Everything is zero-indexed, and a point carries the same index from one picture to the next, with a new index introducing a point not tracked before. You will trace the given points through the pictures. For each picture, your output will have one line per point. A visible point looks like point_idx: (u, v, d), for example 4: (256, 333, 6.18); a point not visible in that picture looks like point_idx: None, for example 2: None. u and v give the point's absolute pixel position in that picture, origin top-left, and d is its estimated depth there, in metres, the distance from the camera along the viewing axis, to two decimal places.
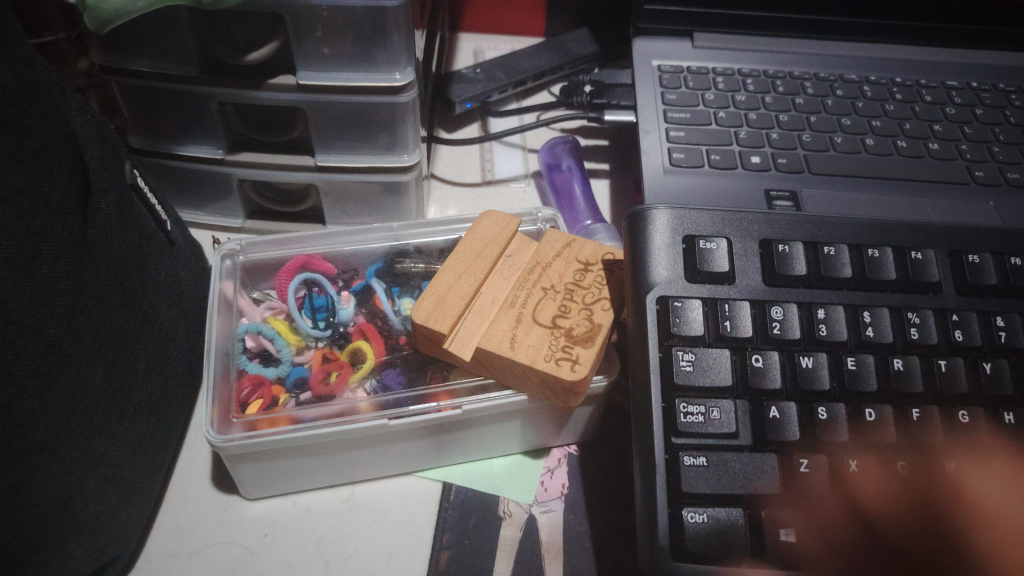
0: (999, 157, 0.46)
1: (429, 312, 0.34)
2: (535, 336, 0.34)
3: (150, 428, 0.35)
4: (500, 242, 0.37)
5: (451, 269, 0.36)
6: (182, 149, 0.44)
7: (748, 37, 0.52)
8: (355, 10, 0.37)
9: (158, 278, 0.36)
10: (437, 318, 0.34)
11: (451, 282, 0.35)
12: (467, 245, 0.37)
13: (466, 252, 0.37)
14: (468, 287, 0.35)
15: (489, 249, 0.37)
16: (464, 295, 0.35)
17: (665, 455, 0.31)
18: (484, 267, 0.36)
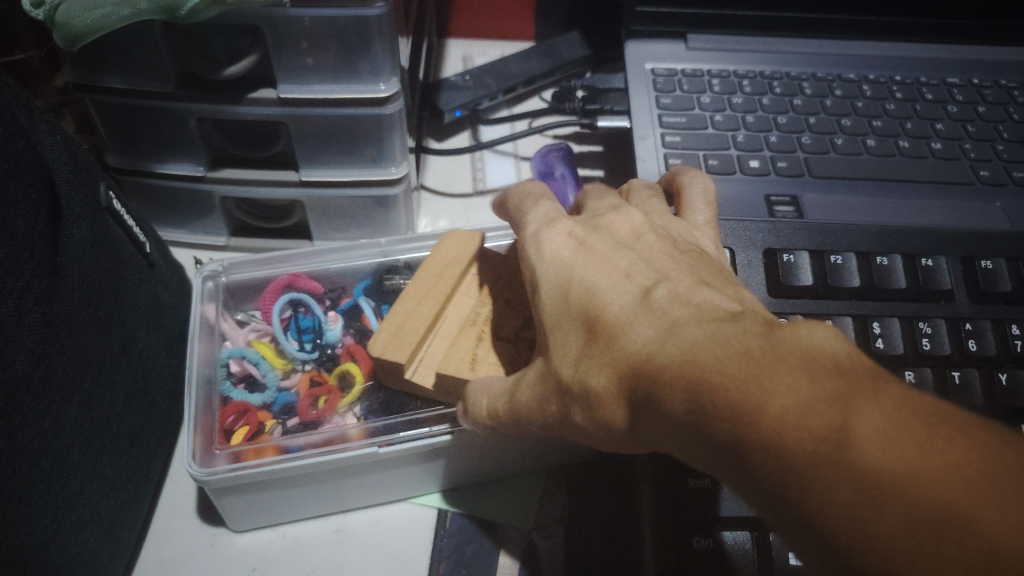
0: (1003, 155, 0.44)
1: (388, 344, 0.33)
2: (499, 351, 0.33)
3: (130, 462, 0.33)
4: (457, 263, 0.36)
5: (410, 293, 0.34)
6: (161, 167, 0.42)
7: (743, 37, 0.51)
8: (337, 20, 0.36)
9: (136, 303, 0.35)
10: (397, 351, 0.32)
11: (410, 311, 0.34)
12: (425, 269, 0.36)
13: (424, 277, 0.35)
14: (426, 313, 0.34)
15: (447, 270, 0.36)
16: (422, 322, 0.33)
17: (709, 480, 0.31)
18: (441, 290, 0.35)
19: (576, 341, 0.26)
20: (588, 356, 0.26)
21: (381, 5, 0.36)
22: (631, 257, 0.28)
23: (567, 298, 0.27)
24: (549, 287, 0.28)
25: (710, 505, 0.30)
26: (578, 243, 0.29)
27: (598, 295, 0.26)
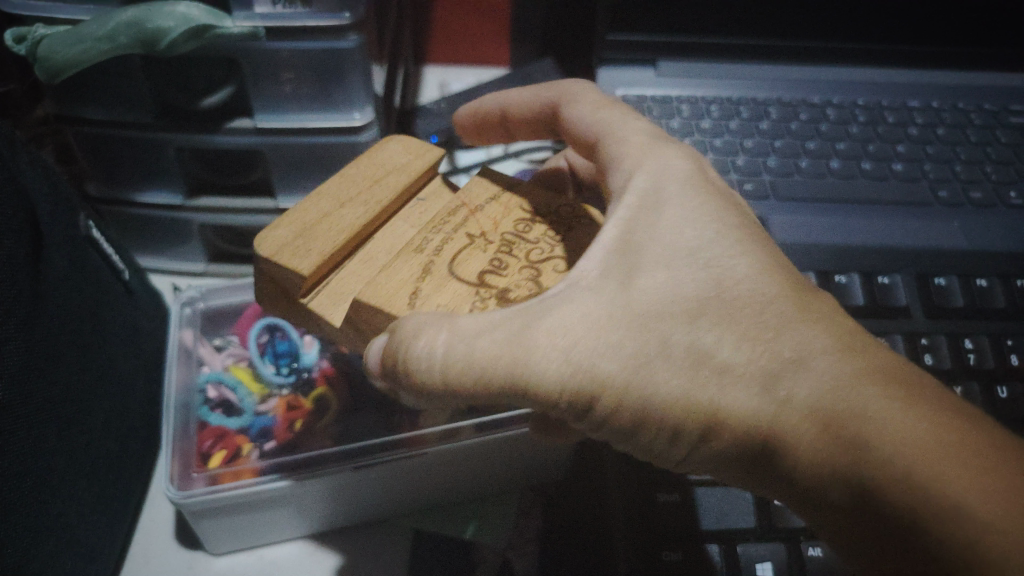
0: (961, 176, 0.46)
1: (283, 248, 0.28)
2: (449, 292, 0.28)
3: (108, 485, 0.34)
4: (385, 175, 0.32)
5: (333, 196, 0.31)
6: (141, 197, 0.43)
7: (710, 64, 0.52)
8: (312, 53, 0.37)
9: (115, 330, 0.35)
10: (295, 259, 0.28)
11: (315, 217, 0.30)
12: (343, 182, 0.31)
13: (340, 189, 0.31)
14: (335, 218, 0.30)
15: (370, 181, 0.32)
16: (332, 229, 0.29)
17: (677, 495, 0.32)
18: (357, 196, 0.31)
19: (707, 322, 0.26)
20: (709, 337, 0.26)
21: (354, 38, 0.37)
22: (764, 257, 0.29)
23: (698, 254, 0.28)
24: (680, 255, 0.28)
25: (678, 519, 0.31)
26: (704, 222, 0.29)
27: (732, 279, 0.27)
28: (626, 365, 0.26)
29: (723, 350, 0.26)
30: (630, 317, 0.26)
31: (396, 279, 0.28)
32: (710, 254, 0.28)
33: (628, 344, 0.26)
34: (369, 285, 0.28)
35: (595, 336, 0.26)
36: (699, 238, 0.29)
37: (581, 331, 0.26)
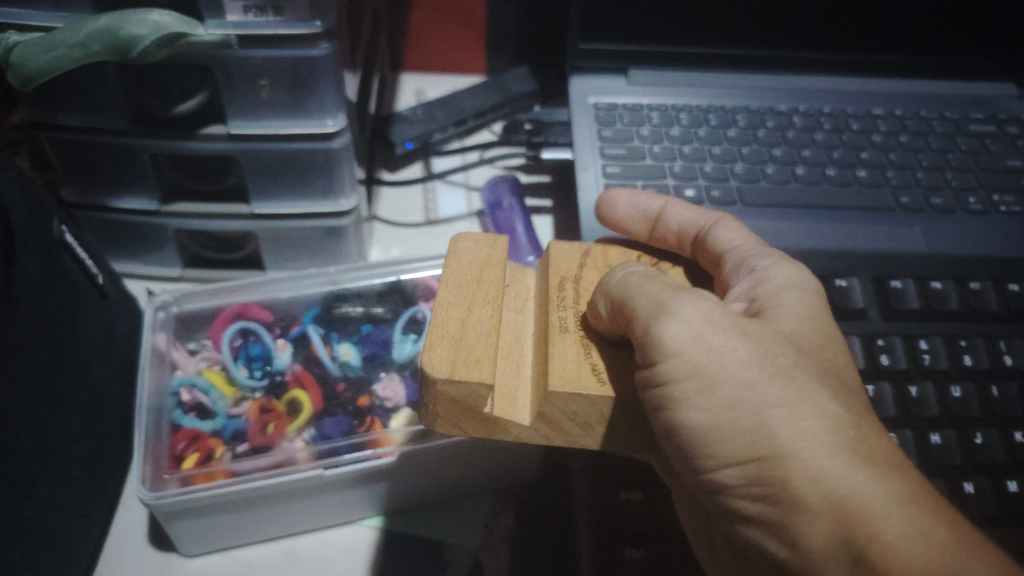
0: (923, 182, 0.47)
1: (454, 365, 0.25)
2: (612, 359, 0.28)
3: (82, 488, 0.34)
4: (480, 268, 0.29)
5: (454, 302, 0.27)
6: (116, 202, 0.43)
7: (680, 72, 0.54)
8: (287, 60, 0.37)
9: (88, 334, 0.35)
10: (472, 369, 0.25)
11: (455, 331, 0.26)
12: (448, 294, 0.28)
13: (449, 305, 0.27)
14: (476, 323, 0.27)
15: (478, 277, 0.29)
16: (482, 333, 0.26)
17: (639, 493, 0.33)
18: (476, 298, 0.28)
19: (808, 367, 0.27)
20: (815, 387, 0.27)
21: (326, 45, 0.37)
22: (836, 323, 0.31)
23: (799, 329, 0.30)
24: (787, 315, 0.30)
25: (641, 517, 0.32)
26: (795, 280, 0.32)
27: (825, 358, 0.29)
28: (743, 394, 0.26)
29: (822, 398, 0.27)
30: (751, 350, 0.27)
31: (563, 348, 0.28)
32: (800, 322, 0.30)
33: (761, 376, 0.26)
34: (566, 363, 0.27)
35: (719, 356, 0.26)
36: (788, 289, 0.31)
37: (708, 352, 0.26)
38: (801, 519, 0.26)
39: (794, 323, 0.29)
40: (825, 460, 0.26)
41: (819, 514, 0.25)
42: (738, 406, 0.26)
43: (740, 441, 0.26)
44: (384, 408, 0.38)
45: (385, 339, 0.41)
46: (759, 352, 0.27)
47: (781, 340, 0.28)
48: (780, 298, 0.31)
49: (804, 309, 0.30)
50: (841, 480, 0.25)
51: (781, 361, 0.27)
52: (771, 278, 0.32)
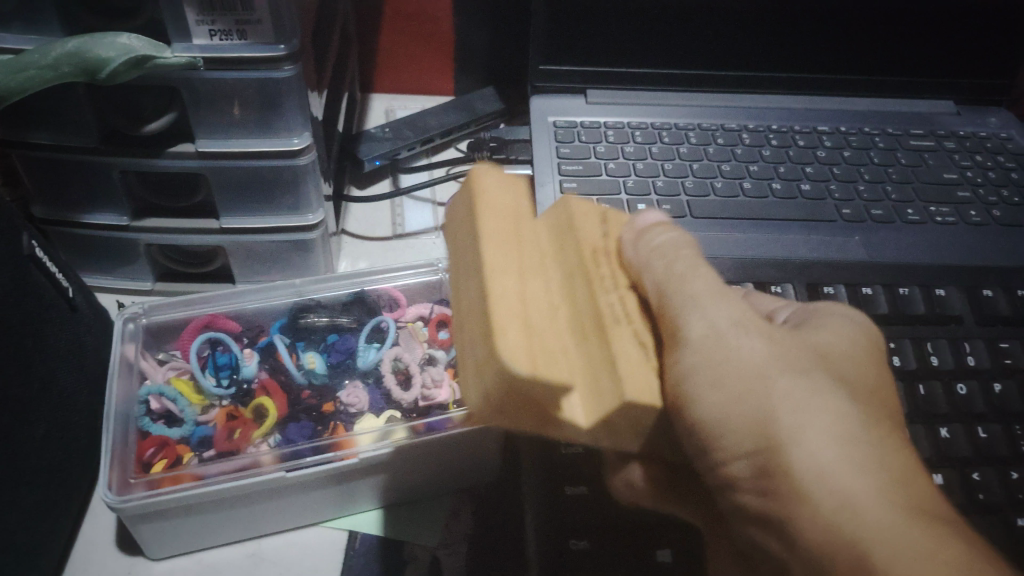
0: (864, 195, 0.49)
1: (533, 359, 0.24)
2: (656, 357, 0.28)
3: (50, 494, 0.35)
4: (512, 231, 0.27)
5: (506, 270, 0.25)
6: (87, 218, 0.45)
7: (637, 91, 0.56)
8: (252, 81, 0.39)
9: (57, 345, 0.37)
10: (550, 368, 0.24)
11: (521, 312, 0.24)
12: (495, 258, 0.25)
13: (502, 272, 0.25)
14: (536, 311, 0.25)
15: (519, 244, 0.27)
16: (544, 323, 0.25)
17: (584, 488, 0.34)
18: (521, 267, 0.26)
19: (834, 375, 0.29)
20: (835, 388, 0.28)
21: (289, 67, 0.39)
22: (874, 347, 0.33)
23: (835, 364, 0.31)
24: (826, 335, 0.32)
25: (585, 511, 0.34)
26: (833, 312, 0.34)
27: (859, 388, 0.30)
28: (752, 392, 0.28)
29: (837, 399, 0.28)
30: (774, 355, 0.29)
31: (626, 344, 0.27)
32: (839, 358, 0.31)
33: (778, 376, 0.28)
34: (631, 364, 0.26)
35: (733, 357, 0.29)
36: (833, 320, 0.33)
37: (725, 351, 0.29)
38: (799, 513, 0.26)
39: (831, 339, 0.31)
40: (826, 455, 0.26)
41: (818, 516, 0.26)
42: (740, 400, 0.28)
43: (743, 430, 0.28)
44: (347, 414, 0.40)
45: (350, 348, 0.42)
46: (781, 358, 0.29)
47: (815, 357, 0.30)
48: (822, 326, 0.32)
49: (844, 336, 0.32)
50: (836, 475, 0.26)
51: (804, 367, 0.29)
52: (815, 312, 0.34)
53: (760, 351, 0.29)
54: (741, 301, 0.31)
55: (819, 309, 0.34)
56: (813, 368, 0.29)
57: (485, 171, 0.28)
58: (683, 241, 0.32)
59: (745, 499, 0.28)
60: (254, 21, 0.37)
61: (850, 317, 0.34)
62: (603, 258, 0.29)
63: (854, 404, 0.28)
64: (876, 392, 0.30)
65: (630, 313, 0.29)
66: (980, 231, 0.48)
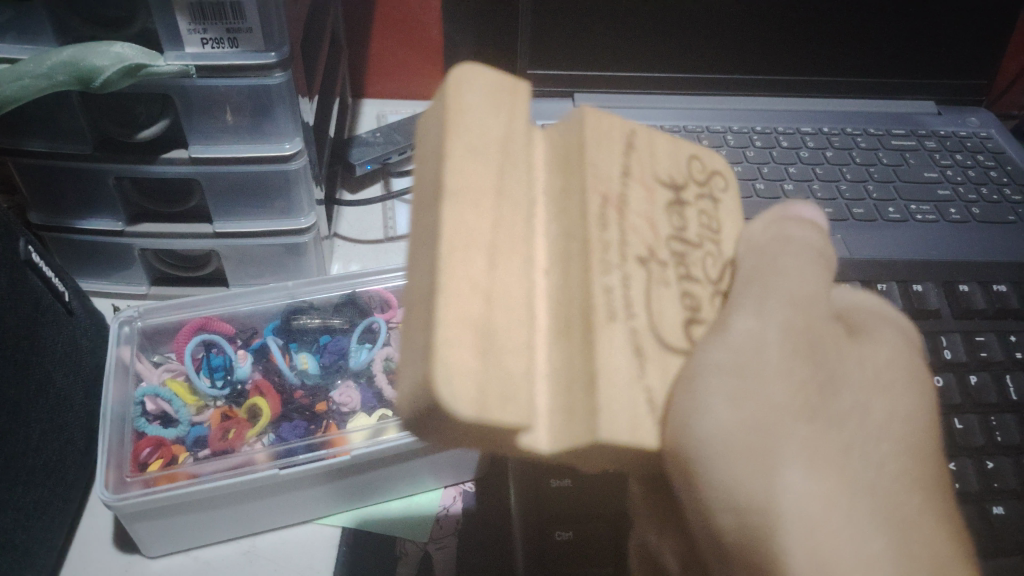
0: (846, 195, 0.50)
1: (483, 400, 0.20)
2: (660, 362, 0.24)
3: (48, 492, 0.36)
4: (489, 174, 0.22)
5: (470, 231, 0.21)
6: (83, 224, 0.45)
7: (624, 95, 0.57)
8: (244, 87, 0.40)
9: (54, 348, 0.38)
10: (506, 408, 0.20)
11: (481, 324, 0.20)
12: (457, 223, 0.21)
13: (464, 255, 0.21)
14: (500, 318, 0.21)
15: (495, 203, 0.22)
16: (509, 329, 0.21)
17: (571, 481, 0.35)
18: (495, 231, 0.22)
19: (874, 413, 0.26)
20: (857, 448, 0.25)
21: (280, 74, 0.40)
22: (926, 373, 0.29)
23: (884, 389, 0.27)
24: (881, 351, 0.28)
25: (570, 503, 0.35)
26: (887, 321, 0.30)
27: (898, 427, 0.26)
28: (771, 413, 0.25)
29: (854, 455, 0.25)
30: (814, 373, 0.25)
31: (618, 355, 0.23)
32: (890, 391, 0.27)
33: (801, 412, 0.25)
34: (620, 393, 0.23)
35: (766, 369, 0.25)
36: (887, 328, 0.29)
37: (755, 358, 0.25)
38: None
39: (882, 368, 0.27)
40: (826, 517, 0.24)
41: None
42: (755, 419, 0.25)
43: (741, 452, 0.25)
44: (340, 412, 0.41)
45: (342, 349, 0.43)
46: (822, 379, 0.26)
47: (858, 392, 0.26)
48: (870, 326, 0.29)
49: (901, 356, 0.28)
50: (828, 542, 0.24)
51: (840, 399, 0.26)
52: (869, 313, 0.30)
53: (801, 369, 0.25)
54: (817, 288, 0.27)
55: (869, 307, 0.31)
56: (851, 402, 0.26)
57: (469, 72, 0.23)
58: (776, 242, 0.28)
59: (724, 528, 0.26)
60: (244, 29, 0.38)
61: (900, 331, 0.30)
62: (615, 211, 0.25)
63: (874, 468, 0.25)
64: (920, 437, 0.27)
65: (637, 298, 0.24)
66: (959, 228, 0.49)
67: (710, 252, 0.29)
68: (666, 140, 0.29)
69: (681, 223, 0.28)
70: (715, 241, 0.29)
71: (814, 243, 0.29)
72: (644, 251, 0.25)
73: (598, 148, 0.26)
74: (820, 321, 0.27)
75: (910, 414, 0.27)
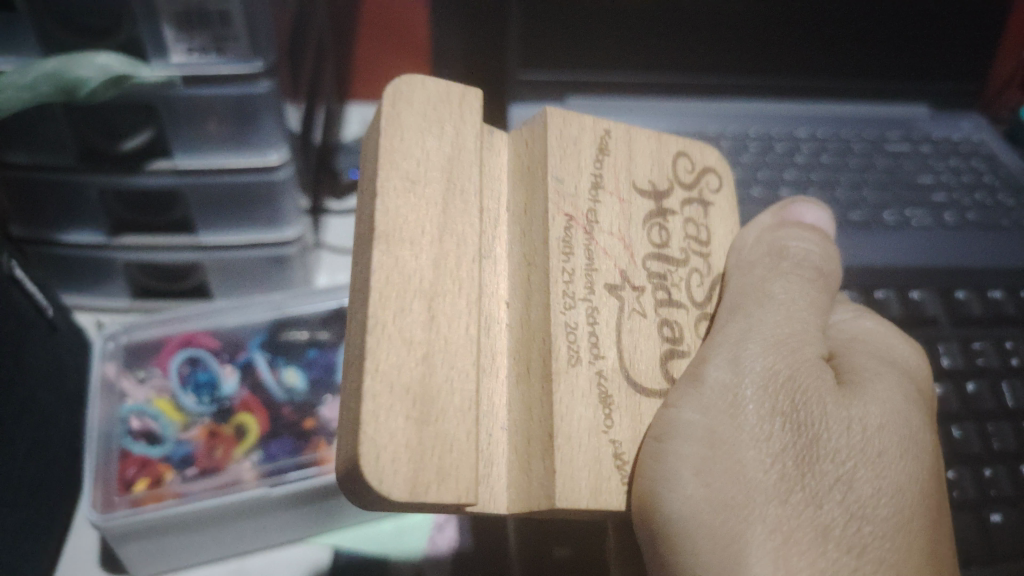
0: (842, 200, 0.50)
1: (417, 477, 0.22)
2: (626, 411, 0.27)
3: (33, 513, 0.35)
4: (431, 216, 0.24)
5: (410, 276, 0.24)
6: (66, 236, 0.44)
7: (617, 99, 0.56)
8: (229, 98, 0.39)
9: (38, 365, 0.37)
10: (443, 485, 0.22)
11: (419, 386, 0.23)
12: (393, 274, 0.23)
13: (398, 309, 0.23)
14: (443, 370, 0.23)
15: (434, 248, 0.24)
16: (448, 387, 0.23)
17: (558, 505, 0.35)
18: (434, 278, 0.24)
19: (864, 486, 0.26)
20: (835, 510, 0.26)
21: (266, 84, 0.39)
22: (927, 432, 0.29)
23: (878, 450, 0.27)
24: (880, 407, 0.28)
25: None
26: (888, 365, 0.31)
27: (887, 487, 0.27)
28: (748, 490, 0.26)
29: (834, 539, 0.25)
30: (793, 438, 0.27)
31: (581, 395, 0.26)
32: (886, 451, 0.27)
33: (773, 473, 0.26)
34: (580, 451, 0.25)
35: (738, 441, 0.26)
36: (885, 377, 0.30)
37: (727, 428, 0.27)
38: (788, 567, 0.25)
39: (880, 426, 0.27)
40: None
41: None
42: (726, 497, 0.26)
43: (710, 523, 0.26)
44: (329, 429, 0.40)
45: (330, 363, 0.42)
46: (801, 444, 0.27)
47: (844, 450, 0.27)
48: (864, 373, 0.29)
49: (902, 416, 0.28)
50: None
51: (822, 471, 0.26)
52: (869, 354, 0.31)
53: (776, 438, 0.27)
54: (797, 349, 0.28)
55: (868, 340, 0.32)
56: (839, 475, 0.26)
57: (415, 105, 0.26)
58: (768, 267, 0.31)
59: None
60: (232, 37, 0.37)
61: (898, 369, 0.31)
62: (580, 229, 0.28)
63: (858, 552, 0.25)
64: (913, 510, 0.27)
65: (606, 340, 0.27)
66: (956, 233, 0.49)
67: (697, 268, 0.31)
68: (651, 144, 0.32)
69: (664, 237, 0.31)
70: (700, 252, 0.32)
71: (801, 282, 0.30)
72: (613, 279, 0.29)
73: (563, 161, 0.29)
74: (809, 382, 0.27)
75: (903, 478, 0.27)
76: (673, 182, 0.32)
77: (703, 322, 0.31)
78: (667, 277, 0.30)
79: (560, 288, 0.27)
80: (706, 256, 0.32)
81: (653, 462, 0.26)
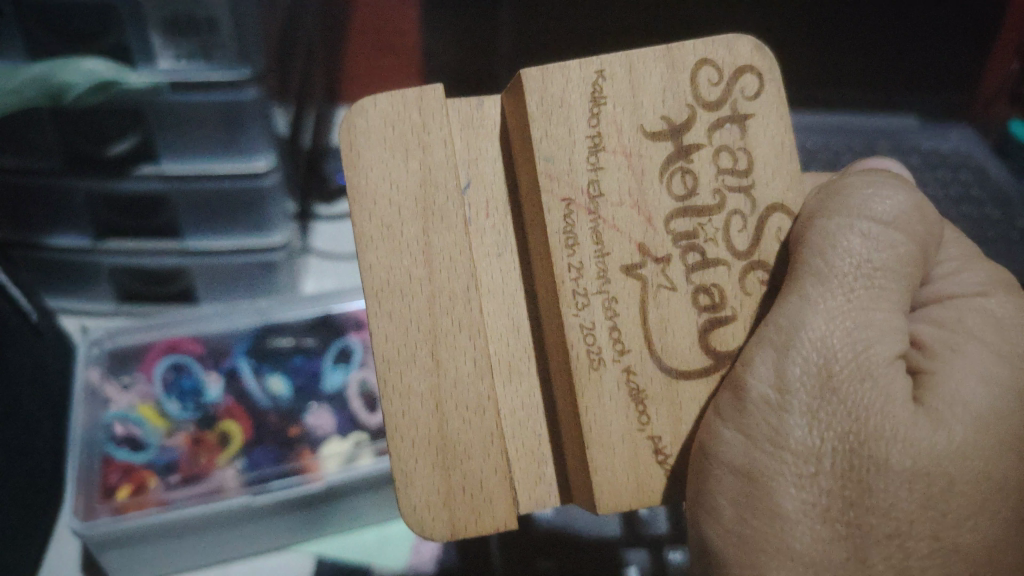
0: None
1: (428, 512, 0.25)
2: (665, 411, 0.26)
3: (16, 519, 0.35)
4: (411, 232, 0.25)
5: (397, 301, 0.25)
6: (52, 239, 0.44)
7: None
8: (215, 104, 0.39)
9: (23, 371, 0.37)
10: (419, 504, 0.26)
11: (437, 432, 0.25)
12: None
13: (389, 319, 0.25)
14: None
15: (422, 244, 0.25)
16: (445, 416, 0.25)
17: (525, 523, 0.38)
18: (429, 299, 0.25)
19: (919, 544, 0.23)
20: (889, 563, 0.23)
21: (253, 90, 0.39)
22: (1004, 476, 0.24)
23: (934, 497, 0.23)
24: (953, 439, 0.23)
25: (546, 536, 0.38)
26: (1006, 352, 0.25)
27: (950, 536, 0.23)
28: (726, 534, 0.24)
29: None
30: (848, 470, 0.23)
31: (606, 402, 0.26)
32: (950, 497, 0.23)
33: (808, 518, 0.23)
34: (606, 459, 0.25)
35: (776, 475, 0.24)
36: (990, 376, 0.24)
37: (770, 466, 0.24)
38: None
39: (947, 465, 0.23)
40: None
41: None
42: (758, 537, 0.24)
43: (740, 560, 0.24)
44: (313, 437, 0.40)
45: (316, 370, 0.42)
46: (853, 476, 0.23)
47: (901, 493, 0.23)
48: (964, 374, 0.24)
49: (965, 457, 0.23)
50: None
51: (870, 526, 0.23)
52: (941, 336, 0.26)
53: (824, 478, 0.23)
54: (866, 360, 0.24)
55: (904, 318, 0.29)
56: (890, 532, 0.23)
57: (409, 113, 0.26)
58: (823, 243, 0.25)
59: None
60: (220, 43, 0.37)
61: (1021, 349, 0.25)
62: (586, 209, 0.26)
63: None
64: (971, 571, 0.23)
65: (630, 334, 0.26)
66: None
67: (738, 211, 0.27)
68: (662, 69, 0.26)
69: (688, 183, 0.27)
70: (743, 185, 0.27)
71: (865, 234, 0.25)
72: (629, 257, 0.26)
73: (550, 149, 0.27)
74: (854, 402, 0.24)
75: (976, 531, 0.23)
76: (693, 106, 0.27)
77: (753, 273, 0.27)
78: (698, 234, 0.27)
79: (569, 288, 0.26)
80: (750, 186, 0.27)
81: (697, 482, 0.25)
